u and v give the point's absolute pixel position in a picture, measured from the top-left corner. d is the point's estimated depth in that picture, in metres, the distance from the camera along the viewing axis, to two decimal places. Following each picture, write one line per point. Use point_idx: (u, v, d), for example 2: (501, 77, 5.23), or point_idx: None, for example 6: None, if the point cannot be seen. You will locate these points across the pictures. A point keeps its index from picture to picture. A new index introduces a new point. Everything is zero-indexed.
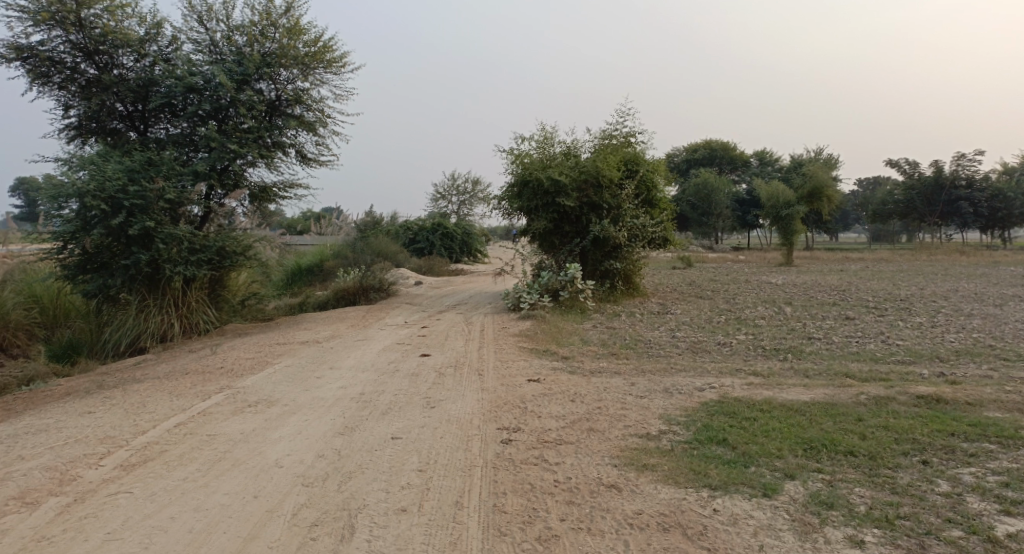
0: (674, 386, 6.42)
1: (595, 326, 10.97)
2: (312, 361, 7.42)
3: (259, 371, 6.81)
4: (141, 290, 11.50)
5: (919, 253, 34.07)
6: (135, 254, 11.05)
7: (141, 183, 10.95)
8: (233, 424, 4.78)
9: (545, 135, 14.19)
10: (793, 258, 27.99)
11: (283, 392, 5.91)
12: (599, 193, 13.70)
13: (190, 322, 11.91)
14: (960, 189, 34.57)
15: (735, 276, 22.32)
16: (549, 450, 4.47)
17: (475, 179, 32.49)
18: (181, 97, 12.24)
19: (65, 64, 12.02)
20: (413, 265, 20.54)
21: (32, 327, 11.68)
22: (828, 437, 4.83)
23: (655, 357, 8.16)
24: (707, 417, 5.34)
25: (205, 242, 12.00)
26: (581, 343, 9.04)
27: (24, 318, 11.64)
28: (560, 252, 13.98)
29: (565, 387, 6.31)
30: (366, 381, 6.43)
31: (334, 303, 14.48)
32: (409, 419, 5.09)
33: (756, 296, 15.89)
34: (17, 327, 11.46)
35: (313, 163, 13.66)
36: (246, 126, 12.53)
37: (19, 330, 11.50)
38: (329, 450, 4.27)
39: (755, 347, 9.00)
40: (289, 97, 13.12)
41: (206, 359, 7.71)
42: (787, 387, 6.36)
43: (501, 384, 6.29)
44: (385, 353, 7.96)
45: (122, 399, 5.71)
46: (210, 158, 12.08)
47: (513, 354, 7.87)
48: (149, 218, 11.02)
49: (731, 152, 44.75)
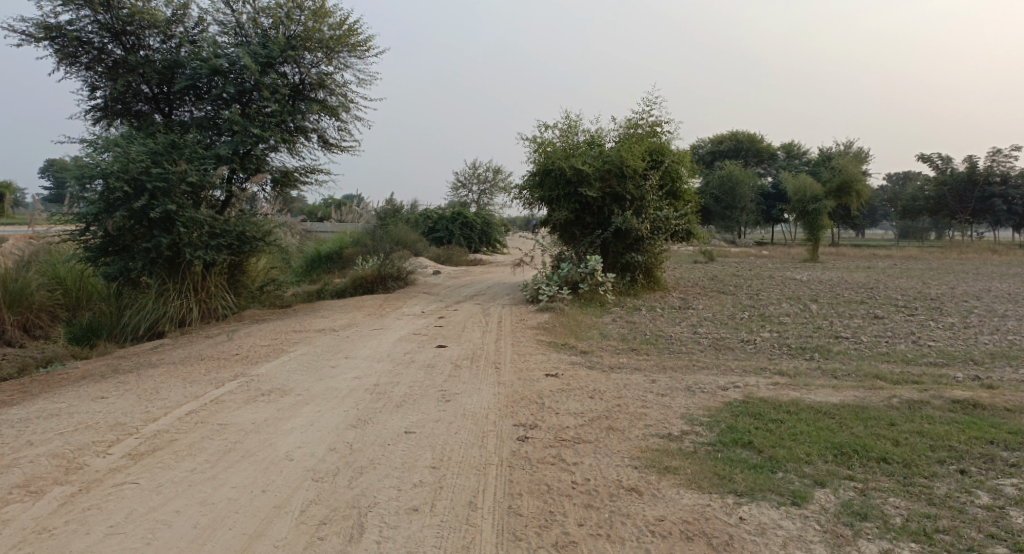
0: (697, 384, 6.23)
1: (615, 320, 10.77)
2: (327, 350, 7.33)
3: (274, 359, 6.74)
4: (161, 275, 11.53)
5: (949, 251, 33.26)
6: (156, 238, 11.05)
7: (164, 166, 10.93)
8: (245, 414, 4.69)
9: (569, 124, 13.96)
10: (819, 254, 27.45)
11: (297, 381, 5.83)
12: (622, 183, 13.45)
13: (208, 308, 12.03)
14: (994, 186, 33.64)
15: (758, 271, 21.95)
16: (567, 450, 4.32)
17: (496, 169, 32.29)
18: (205, 79, 12.20)
19: (92, 45, 12.01)
20: (432, 254, 20.47)
21: (55, 309, 11.81)
22: (860, 442, 4.62)
23: (677, 353, 7.96)
24: (731, 418, 5.15)
25: (225, 226, 11.99)
26: (601, 337, 8.86)
27: (48, 299, 11.75)
28: (581, 243, 13.78)
29: (584, 383, 6.15)
30: (381, 371, 6.32)
31: (352, 291, 14.45)
32: (424, 412, 4.97)
33: (781, 292, 15.56)
34: (40, 308, 11.62)
35: (334, 149, 13.58)
36: (269, 110, 12.47)
37: (42, 313, 11.63)
38: (341, 444, 4.16)
39: (780, 345, 8.76)
40: (312, 81, 13.02)
41: (222, 346, 7.67)
42: (815, 388, 6.14)
43: (518, 378, 6.15)
44: (402, 343, 7.85)
45: (136, 384, 5.66)
46: (233, 141, 12.04)
47: (531, 348, 7.72)
48: (171, 201, 11.00)
49: (757, 145, 44.03)
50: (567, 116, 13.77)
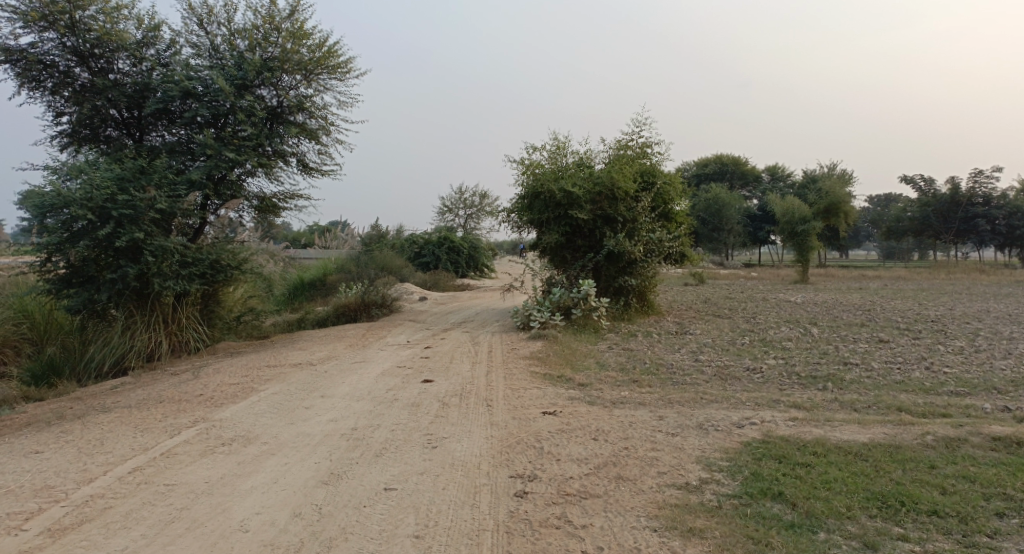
0: (708, 421, 5.66)
1: (611, 348, 10.22)
2: (302, 388, 6.71)
3: (241, 400, 6.13)
4: (128, 306, 10.81)
5: (936, 271, 33.17)
6: (122, 268, 10.38)
7: (131, 192, 10.31)
8: (198, 471, 4.12)
9: (557, 145, 13.54)
10: (809, 275, 27.15)
11: (264, 427, 5.22)
12: (614, 205, 13.01)
13: (179, 340, 11.34)
14: (977, 207, 33.74)
15: (751, 293, 21.54)
16: (574, 508, 3.72)
17: (482, 193, 31.86)
18: (177, 102, 11.64)
19: (57, 68, 11.44)
20: (418, 280, 19.88)
21: (19, 343, 11.04)
22: (904, 491, 4.06)
23: (681, 384, 7.39)
24: (753, 462, 4.57)
25: (197, 254, 11.35)
26: (598, 367, 8.30)
27: (12, 333, 11.01)
28: (572, 267, 13.27)
29: (585, 421, 5.56)
30: (360, 412, 5.70)
31: (333, 319, 13.82)
32: (407, 463, 4.36)
33: (778, 315, 15.08)
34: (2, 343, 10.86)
35: (314, 173, 13.05)
36: (245, 133, 11.93)
37: (5, 347, 10.92)
38: (307, 508, 3.57)
39: (787, 373, 8.22)
40: (291, 103, 12.50)
41: (187, 385, 7.03)
42: (838, 424, 5.58)
43: (512, 417, 5.55)
44: (384, 378, 7.23)
45: (80, 434, 5.06)
46: (205, 165, 11.46)
47: (524, 381, 7.12)
48: (138, 229, 10.35)
49: (743, 167, 44.13)
50: (556, 137, 13.36)
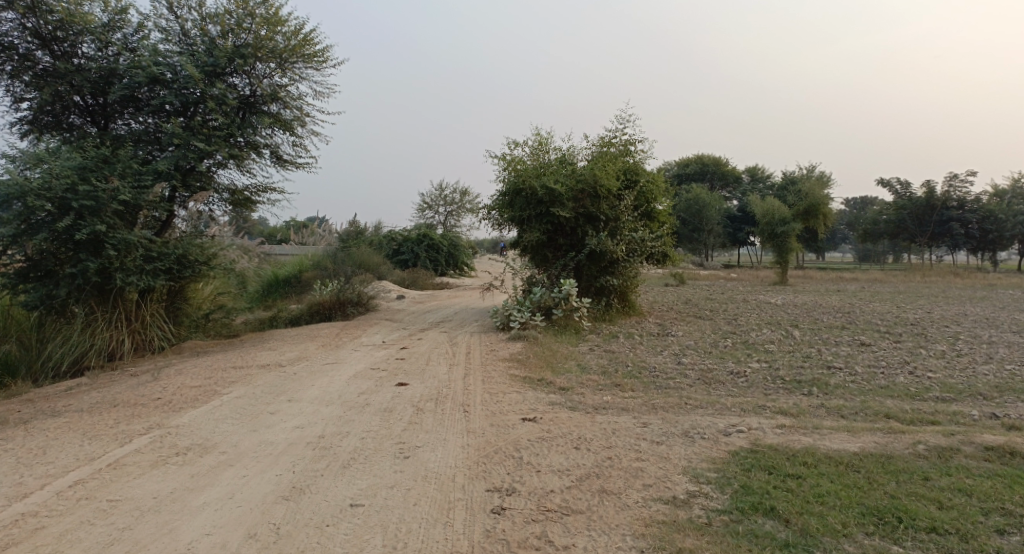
0: (694, 428, 5.43)
1: (592, 350, 9.99)
2: (268, 391, 6.39)
3: (201, 405, 5.81)
4: (89, 302, 10.39)
5: (911, 274, 33.48)
6: (83, 262, 9.93)
7: (93, 182, 9.87)
8: (146, 485, 3.84)
9: (539, 141, 13.29)
10: (788, 277, 27.21)
11: (223, 434, 4.92)
12: (596, 203, 12.81)
13: (143, 339, 10.95)
14: (951, 210, 34.14)
15: (731, 294, 21.47)
16: (554, 526, 3.47)
17: (463, 191, 31.51)
18: (144, 89, 11.20)
19: (17, 51, 10.94)
20: (396, 278, 19.52)
21: None
22: (900, 505, 3.86)
23: (664, 389, 7.18)
24: (742, 474, 4.35)
25: (163, 249, 10.91)
26: (579, 370, 8.07)
27: None
28: (553, 266, 13.04)
29: (567, 428, 5.31)
30: (329, 418, 5.40)
31: (307, 318, 13.45)
32: (376, 475, 4.08)
33: (759, 317, 14.98)
34: None
35: (288, 165, 12.66)
36: (215, 123, 11.51)
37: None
38: (262, 528, 3.34)
39: (772, 377, 8.04)
40: (264, 93, 12.10)
41: (146, 387, 6.67)
42: (827, 432, 5.39)
43: (491, 424, 5.28)
44: (356, 381, 6.92)
45: (22, 442, 4.74)
46: (173, 156, 11.04)
47: (503, 385, 6.85)
48: (101, 221, 9.92)
49: (723, 168, 44.29)
50: (537, 133, 13.11)
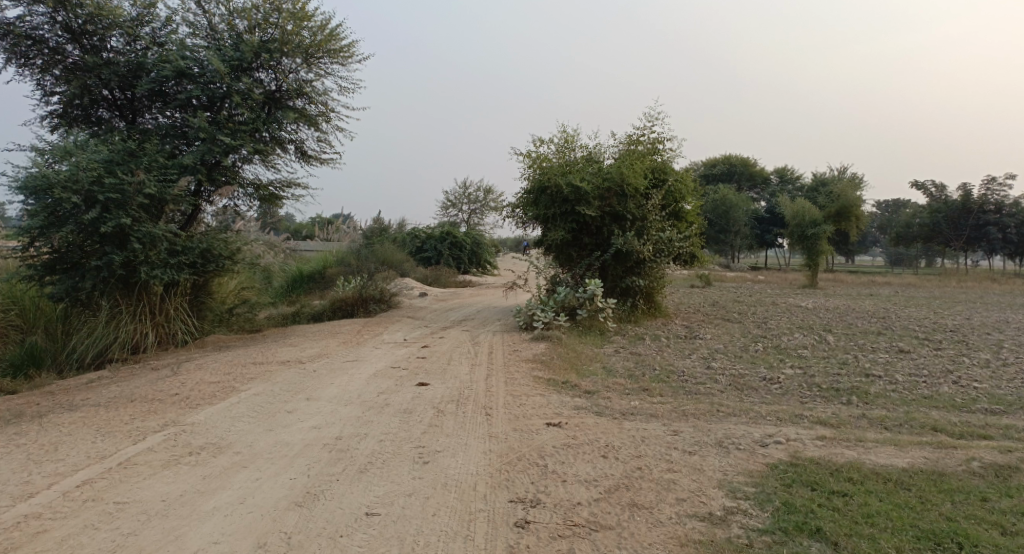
0: (728, 438, 5.14)
1: (618, 352, 9.71)
2: (287, 389, 6.23)
3: (218, 402, 5.66)
4: (113, 294, 10.37)
5: (945, 279, 32.54)
6: (108, 254, 9.91)
7: (119, 175, 9.83)
8: (156, 486, 3.70)
9: (565, 138, 13.02)
10: (818, 280, 26.57)
11: (238, 434, 4.76)
12: (623, 202, 12.52)
13: (166, 332, 10.88)
14: (988, 214, 33.10)
15: (759, 297, 20.99)
16: (582, 544, 3.24)
17: (487, 189, 31.34)
18: (171, 83, 11.17)
19: (47, 44, 10.98)
20: (419, 275, 19.39)
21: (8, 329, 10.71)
22: (960, 529, 3.54)
23: (695, 395, 6.89)
24: (782, 490, 4.07)
25: (187, 243, 10.87)
26: (605, 373, 7.80)
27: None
28: (578, 266, 12.77)
29: (594, 435, 5.06)
30: (347, 419, 5.22)
31: (330, 314, 13.35)
32: (394, 481, 3.88)
33: (790, 321, 14.54)
34: None
35: (313, 161, 12.57)
36: (241, 117, 11.45)
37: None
38: (273, 538, 3.16)
39: (807, 385, 7.70)
40: (290, 88, 12.02)
41: (165, 382, 6.56)
42: (872, 445, 5.07)
43: (514, 429, 5.04)
44: (376, 380, 6.74)
45: (35, 438, 4.63)
46: (199, 149, 10.99)
47: (526, 387, 6.61)
48: (126, 214, 9.87)
49: (751, 169, 43.58)
50: (564, 130, 12.84)
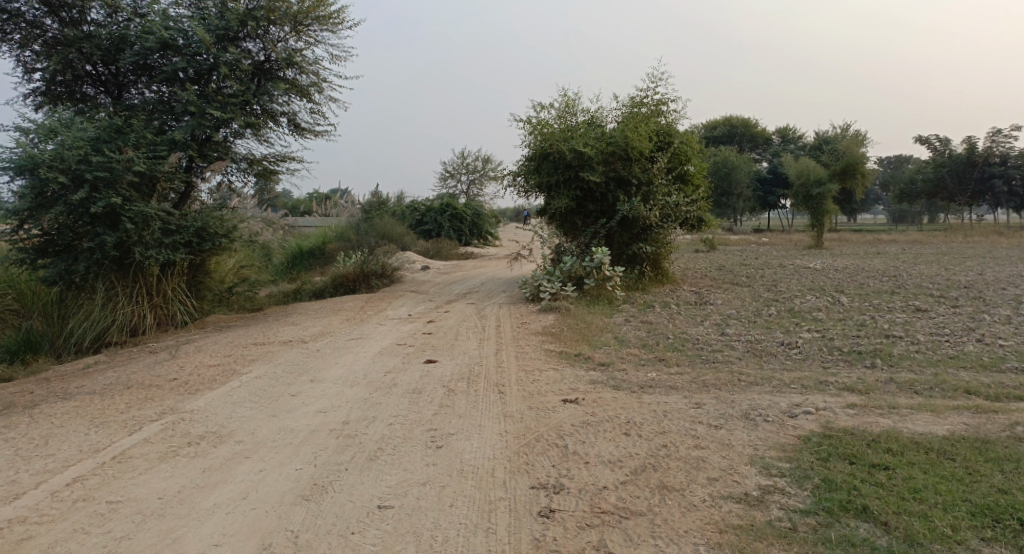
0: (754, 409, 4.90)
1: (628, 321, 9.45)
2: (289, 371, 5.98)
3: (218, 387, 5.41)
4: (108, 277, 10.08)
5: (951, 234, 32.13)
6: (100, 236, 9.60)
7: (106, 152, 9.48)
8: (152, 482, 3.46)
9: (566, 102, 12.59)
10: (823, 240, 26.23)
11: (240, 421, 4.51)
12: (628, 166, 12.15)
13: (165, 314, 10.63)
14: (994, 167, 32.55)
15: (766, 259, 20.69)
16: (614, 534, 3.01)
17: (485, 158, 30.85)
18: (156, 55, 10.72)
19: (24, 18, 10.56)
20: (421, 248, 19.09)
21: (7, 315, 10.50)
22: (1016, 502, 3.30)
23: (712, 363, 6.64)
24: (820, 466, 3.83)
25: (181, 222, 10.54)
26: (618, 344, 7.55)
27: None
28: (583, 233, 12.44)
29: (612, 411, 4.81)
30: (353, 401, 4.97)
31: (331, 290, 13.10)
32: (407, 469, 3.64)
33: (800, 283, 14.26)
34: None
35: (307, 134, 12.18)
36: (230, 90, 11.01)
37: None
38: (279, 537, 2.92)
39: (827, 349, 7.44)
40: (279, 58, 11.55)
41: (162, 367, 6.30)
42: (906, 411, 4.83)
43: (529, 407, 4.80)
44: (382, 359, 6.48)
45: (25, 432, 4.39)
46: (188, 125, 10.59)
47: (538, 362, 6.36)
48: (116, 194, 9.53)
49: (752, 129, 42.93)
50: (564, 93, 12.40)
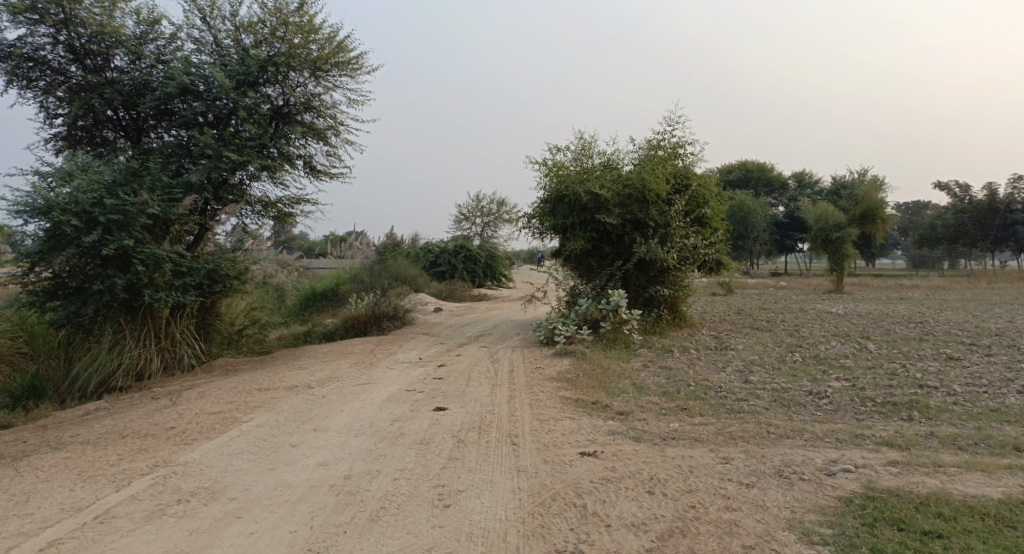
0: (787, 465, 4.55)
1: (646, 366, 9.11)
2: (293, 419, 5.72)
3: (217, 436, 5.16)
4: (117, 319, 9.95)
5: (975, 281, 31.35)
6: (110, 278, 9.49)
7: (121, 195, 9.42)
8: (133, 547, 3.20)
9: (582, 144, 12.51)
10: (844, 284, 25.70)
11: (235, 474, 4.24)
12: (644, 209, 11.98)
13: (172, 357, 10.44)
14: (1016, 214, 31.84)
15: (786, 304, 20.23)
16: None
17: (500, 201, 30.88)
18: (176, 100, 10.78)
19: (50, 66, 10.68)
20: (434, 290, 18.91)
21: (15, 357, 10.38)
22: None
23: (738, 413, 6.28)
24: (866, 532, 3.48)
25: (193, 263, 10.36)
26: (637, 391, 7.22)
27: (5, 347, 10.35)
28: (598, 276, 12.20)
29: (634, 466, 4.48)
30: (358, 452, 4.69)
31: (342, 333, 12.89)
32: (410, 533, 3.35)
33: (824, 328, 13.84)
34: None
35: (323, 177, 12.14)
36: (248, 133, 11.02)
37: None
38: None
39: (859, 399, 7.05)
40: (298, 102, 11.59)
41: (162, 413, 6.07)
42: (954, 470, 4.45)
43: (544, 461, 4.48)
44: (389, 406, 6.20)
45: (9, 486, 4.16)
46: (205, 167, 10.55)
47: (554, 410, 6.04)
48: (129, 236, 9.44)
49: (768, 173, 42.86)
50: (580, 135, 12.32)
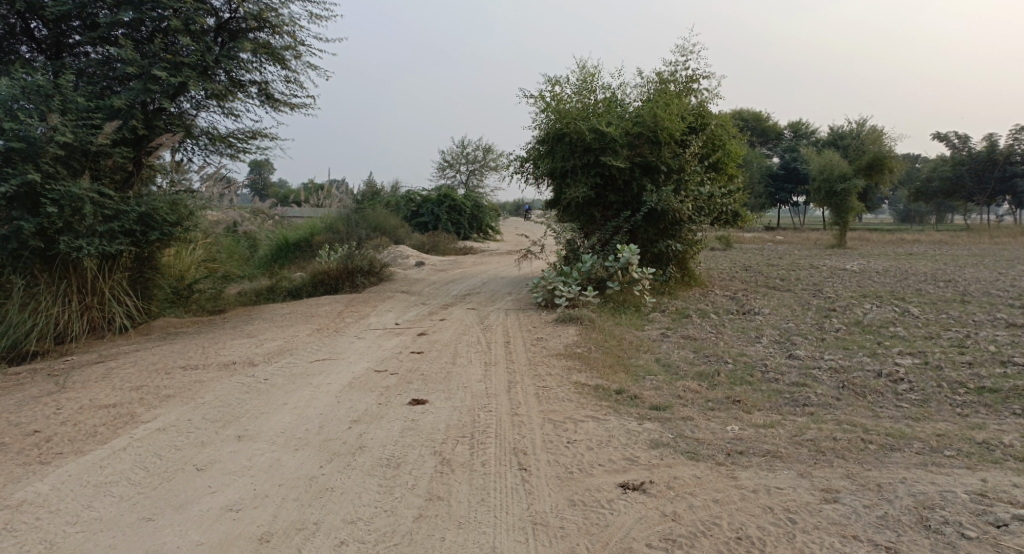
0: (927, 508, 3.07)
1: (666, 336, 7.63)
2: (214, 418, 4.14)
3: (92, 449, 3.58)
4: (31, 271, 8.22)
5: (973, 236, 30.10)
6: (15, 220, 7.71)
7: (22, 118, 7.55)
8: None
9: (585, 75, 10.71)
10: (846, 239, 24.32)
11: (89, 532, 2.69)
12: (656, 150, 10.33)
13: (102, 316, 8.77)
14: (1016, 166, 30.47)
15: (792, 259, 18.80)
16: None
17: (486, 147, 28.86)
18: (98, 6, 8.82)
19: None
20: (415, 242, 17.25)
21: None
22: None
23: (805, 409, 4.81)
24: None
25: (122, 205, 8.60)
26: (667, 374, 5.72)
27: None
28: (602, 228, 10.61)
29: (707, 511, 2.97)
30: (291, 483, 3.15)
31: (309, 289, 11.28)
32: None
33: (848, 288, 12.42)
34: None
35: (280, 107, 10.32)
36: (185, 49, 9.10)
37: None
38: None
39: (944, 383, 5.61)
40: (249, 15, 9.65)
41: (34, 407, 4.45)
42: None
43: (572, 504, 2.99)
44: (350, 397, 4.64)
45: None
46: (133, 88, 8.67)
47: (568, 406, 4.51)
48: (35, 169, 7.61)
49: (764, 123, 41.05)
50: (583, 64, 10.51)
